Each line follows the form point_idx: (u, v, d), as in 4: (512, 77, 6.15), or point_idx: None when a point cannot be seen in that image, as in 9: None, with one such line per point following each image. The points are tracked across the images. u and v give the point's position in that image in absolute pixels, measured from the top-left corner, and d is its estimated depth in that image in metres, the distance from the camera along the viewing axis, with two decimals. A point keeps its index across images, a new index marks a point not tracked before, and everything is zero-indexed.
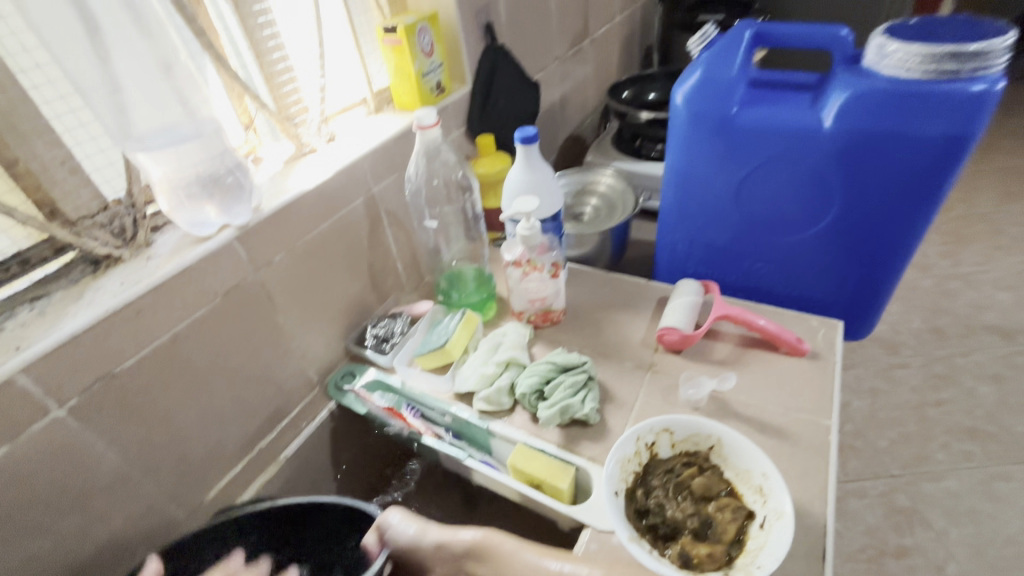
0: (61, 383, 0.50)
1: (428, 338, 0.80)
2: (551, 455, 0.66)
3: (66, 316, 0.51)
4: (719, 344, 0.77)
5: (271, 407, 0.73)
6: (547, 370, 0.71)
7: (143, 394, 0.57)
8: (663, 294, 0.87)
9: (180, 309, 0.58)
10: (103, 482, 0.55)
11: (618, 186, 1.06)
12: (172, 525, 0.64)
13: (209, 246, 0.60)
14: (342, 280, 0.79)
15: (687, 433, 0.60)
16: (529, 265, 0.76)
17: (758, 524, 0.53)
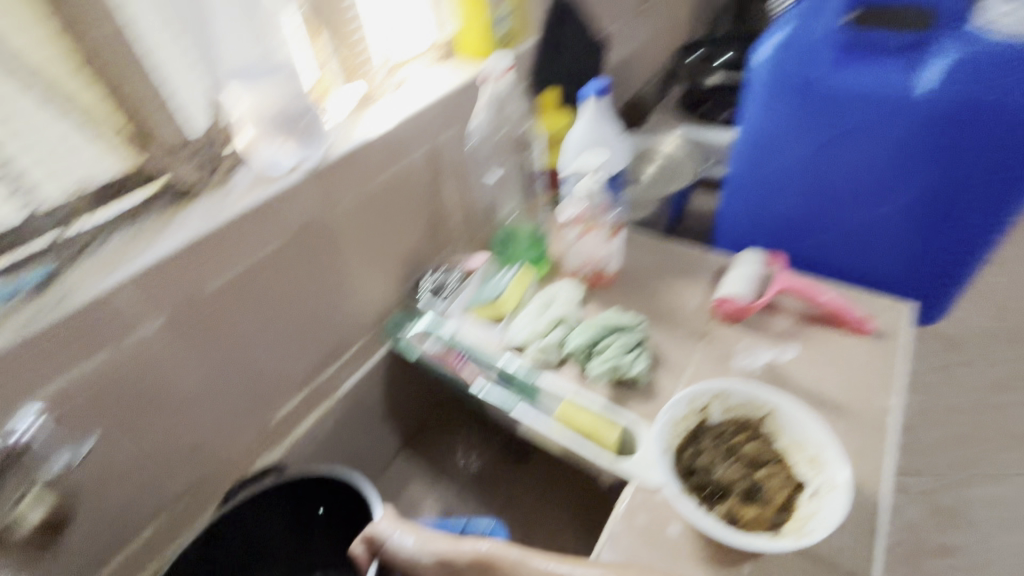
0: (153, 300, 0.53)
1: (482, 291, 0.82)
2: (598, 409, 0.67)
3: (159, 240, 0.55)
4: (779, 317, 0.74)
5: (331, 344, 0.76)
6: (600, 328, 0.72)
7: (222, 318, 0.60)
8: (722, 263, 0.84)
9: (258, 241, 0.61)
10: (185, 396, 0.59)
11: (680, 152, 1.04)
12: (240, 443, 0.68)
13: (283, 183, 0.62)
14: (402, 228, 0.81)
15: (741, 399, 0.59)
16: (589, 224, 0.76)
17: (809, 493, 0.53)
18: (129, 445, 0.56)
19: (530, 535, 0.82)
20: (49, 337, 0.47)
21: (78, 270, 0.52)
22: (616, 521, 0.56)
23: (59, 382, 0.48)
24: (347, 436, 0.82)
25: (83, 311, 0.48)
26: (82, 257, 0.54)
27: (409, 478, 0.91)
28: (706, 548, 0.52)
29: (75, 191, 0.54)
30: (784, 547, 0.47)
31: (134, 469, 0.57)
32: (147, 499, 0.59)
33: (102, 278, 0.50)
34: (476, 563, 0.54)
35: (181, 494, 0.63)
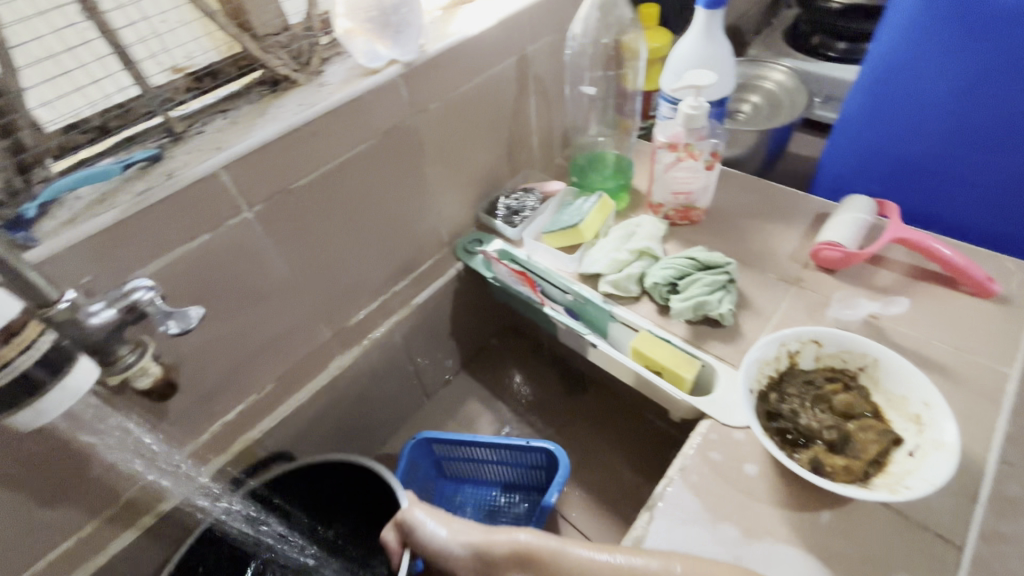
0: (251, 187, 0.53)
1: (559, 217, 0.77)
2: (676, 346, 0.64)
3: (256, 126, 0.54)
4: (884, 271, 0.68)
5: (406, 256, 0.76)
6: (685, 265, 0.68)
7: (310, 215, 0.60)
8: (823, 210, 0.77)
9: (348, 139, 0.60)
10: (274, 287, 0.61)
11: (789, 84, 0.93)
12: (318, 341, 0.71)
13: (377, 79, 0.59)
14: (483, 144, 0.78)
15: (838, 348, 0.56)
16: (686, 151, 0.69)
17: (906, 451, 0.49)
18: (224, 328, 0.58)
19: (583, 463, 0.83)
20: (157, 210, 0.48)
21: (181, 151, 0.52)
22: (690, 455, 0.55)
23: (166, 259, 0.50)
24: (413, 348, 0.84)
25: (191, 189, 0.49)
26: (180, 141, 0.53)
27: (467, 396, 0.93)
28: (784, 491, 0.51)
29: (175, 69, 0.56)
30: (879, 496, 0.45)
31: (227, 351, 0.60)
32: (236, 380, 0.63)
33: (205, 158, 0.51)
34: (512, 555, 0.49)
35: (265, 381, 0.67)
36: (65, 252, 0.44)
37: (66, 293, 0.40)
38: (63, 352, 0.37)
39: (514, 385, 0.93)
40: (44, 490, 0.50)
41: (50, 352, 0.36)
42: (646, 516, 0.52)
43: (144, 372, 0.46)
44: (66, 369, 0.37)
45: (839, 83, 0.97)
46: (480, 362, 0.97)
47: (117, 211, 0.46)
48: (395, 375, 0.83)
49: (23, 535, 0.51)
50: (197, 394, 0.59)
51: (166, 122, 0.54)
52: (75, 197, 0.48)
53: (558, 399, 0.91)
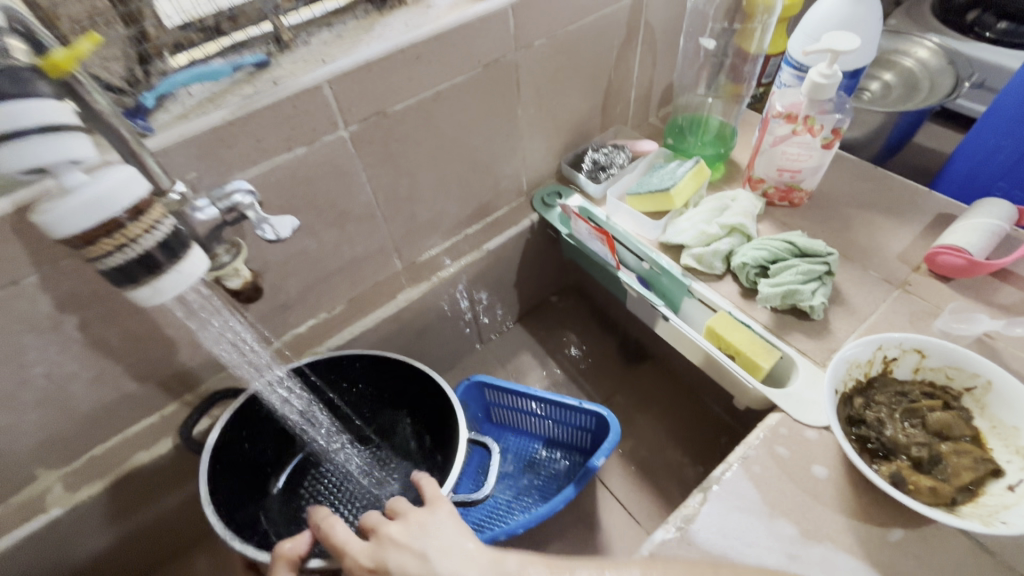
0: (350, 105, 0.53)
1: (648, 179, 0.73)
2: (754, 332, 0.60)
3: (360, 43, 0.53)
4: (1010, 287, 0.60)
5: (483, 198, 0.75)
6: (781, 249, 0.62)
7: (400, 145, 0.59)
8: (947, 210, 0.69)
9: (450, 68, 0.57)
10: (358, 212, 0.62)
11: (935, 64, 0.82)
12: (389, 270, 0.72)
13: (488, 7, 0.56)
14: (579, 92, 0.73)
15: (943, 363, 0.51)
16: (804, 124, 0.63)
17: (1006, 484, 0.45)
18: (307, 244, 0.60)
19: (628, 434, 0.82)
20: (261, 116, 0.48)
21: (286, 60, 0.52)
22: (755, 445, 0.53)
23: (263, 166, 0.51)
24: (476, 293, 0.84)
25: (296, 99, 0.49)
26: (287, 50, 0.53)
27: (520, 348, 0.94)
28: (854, 501, 0.48)
29: None
30: (968, 524, 0.41)
31: (306, 268, 0.62)
32: (310, 296, 0.65)
33: (310, 69, 0.50)
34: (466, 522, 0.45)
35: (335, 302, 0.69)
36: (176, 146, 0.45)
37: (177, 182, 0.41)
38: (177, 236, 0.37)
39: (568, 345, 0.93)
40: (137, 365, 0.55)
41: (171, 236, 0.36)
42: (700, 495, 0.50)
43: (237, 273, 0.47)
44: (181, 255, 0.37)
45: (990, 69, 0.85)
46: (538, 316, 0.97)
47: (227, 111, 0.46)
48: (455, 316, 0.84)
49: (118, 401, 0.56)
50: (276, 303, 0.62)
51: (276, 30, 0.53)
52: (187, 94, 0.49)
53: (611, 366, 0.90)
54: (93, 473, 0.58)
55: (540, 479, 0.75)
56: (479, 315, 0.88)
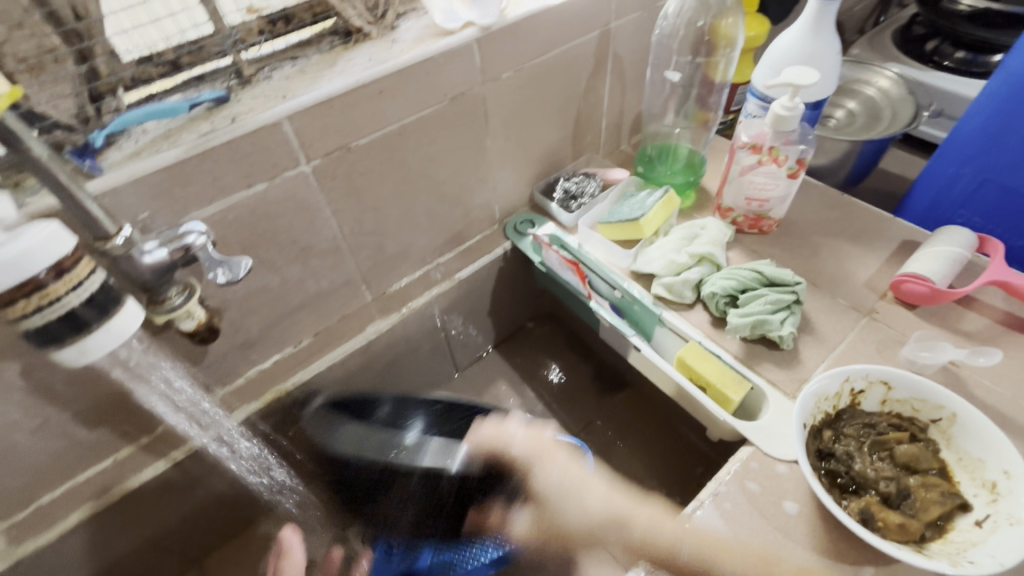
0: (312, 140, 0.52)
1: (619, 208, 0.73)
2: (725, 363, 0.60)
3: (322, 78, 0.52)
4: (973, 314, 0.61)
5: (455, 227, 0.75)
6: (749, 278, 0.63)
7: (365, 179, 0.59)
8: (911, 237, 0.70)
9: (416, 102, 0.57)
10: (323, 246, 0.61)
11: (896, 93, 0.84)
12: (359, 302, 0.71)
13: (452, 42, 0.56)
14: (549, 122, 0.74)
15: (910, 395, 0.51)
16: (769, 154, 0.63)
17: (973, 520, 0.45)
18: (270, 279, 0.58)
19: (605, 464, 0.80)
20: (217, 153, 0.47)
21: (246, 95, 0.51)
22: (726, 481, 0.52)
23: (220, 204, 0.49)
24: (450, 322, 0.83)
25: (253, 135, 0.48)
26: (248, 85, 0.52)
27: (496, 376, 0.93)
28: (824, 538, 0.47)
29: (250, 10, 0.56)
30: (936, 565, 0.40)
31: (269, 303, 0.60)
32: (275, 331, 0.64)
33: (270, 105, 0.49)
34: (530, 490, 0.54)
35: (301, 336, 0.67)
36: (126, 187, 0.43)
37: (123, 227, 0.40)
38: (109, 291, 0.37)
39: (545, 371, 0.92)
40: (87, 409, 0.52)
41: (98, 293, 0.36)
42: None
43: (189, 315, 0.47)
44: (112, 311, 0.38)
45: (950, 97, 0.87)
46: (514, 343, 0.97)
47: (181, 149, 0.45)
48: (429, 345, 0.82)
49: (67, 448, 0.54)
50: (238, 339, 0.60)
51: (237, 64, 0.53)
52: (142, 131, 0.48)
53: (588, 394, 0.89)
54: (41, 523, 0.55)
55: None
56: (453, 344, 0.86)
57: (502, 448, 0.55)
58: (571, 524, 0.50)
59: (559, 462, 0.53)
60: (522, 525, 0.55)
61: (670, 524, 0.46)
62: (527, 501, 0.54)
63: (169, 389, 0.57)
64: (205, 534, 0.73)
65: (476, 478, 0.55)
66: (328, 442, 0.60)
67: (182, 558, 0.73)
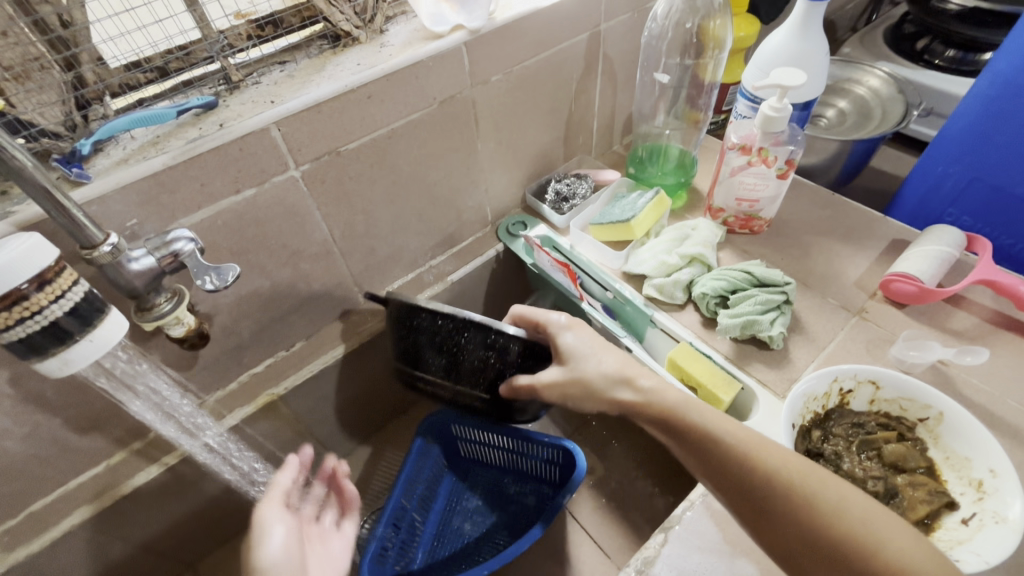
0: (300, 146, 0.52)
1: (610, 209, 0.73)
2: (715, 363, 0.60)
3: (310, 83, 0.52)
4: (962, 313, 0.61)
5: (447, 230, 0.75)
6: (739, 278, 0.63)
7: (356, 182, 0.59)
8: (901, 236, 0.70)
9: (405, 105, 0.57)
10: (314, 250, 0.61)
11: (886, 92, 0.84)
12: (351, 304, 0.71)
13: (441, 46, 0.56)
14: (540, 123, 0.74)
15: (898, 394, 0.51)
16: (758, 155, 0.63)
17: (959, 517, 0.45)
18: (262, 284, 0.59)
19: (599, 464, 0.81)
20: (205, 159, 0.47)
21: (234, 101, 0.51)
22: None
23: (209, 210, 0.50)
24: None
25: (241, 142, 0.48)
26: (237, 90, 0.52)
27: None
28: None
29: (237, 15, 0.54)
30: None
31: (261, 307, 0.60)
32: (268, 334, 0.64)
33: (257, 111, 0.49)
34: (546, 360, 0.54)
35: (293, 339, 0.67)
36: (113, 194, 0.44)
37: (110, 235, 0.40)
38: (93, 301, 0.37)
39: None
40: (78, 416, 0.52)
41: (82, 303, 0.37)
42: (660, 535, 0.49)
43: (179, 322, 0.47)
44: (95, 321, 0.38)
45: (940, 96, 0.88)
46: None
47: (168, 156, 0.45)
48: None
49: (57, 454, 0.54)
50: (230, 344, 0.61)
51: (225, 70, 0.52)
52: (129, 137, 0.48)
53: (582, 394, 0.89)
54: (32, 530, 0.55)
55: (509, 515, 0.75)
56: None
57: (537, 321, 0.56)
58: (589, 375, 0.51)
59: (587, 339, 0.53)
60: (547, 376, 0.52)
61: (710, 411, 0.47)
62: (554, 362, 0.54)
63: (160, 396, 0.57)
64: (199, 538, 0.73)
65: (517, 353, 0.55)
66: (416, 305, 0.57)
67: (177, 561, 0.73)
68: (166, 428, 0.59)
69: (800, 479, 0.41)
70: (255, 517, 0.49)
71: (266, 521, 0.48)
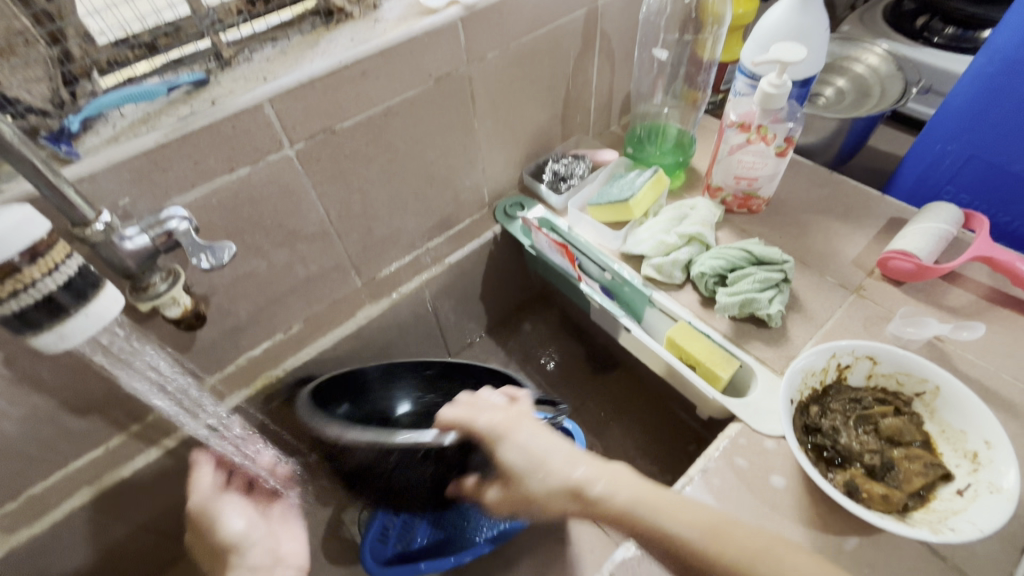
0: (294, 123, 0.51)
1: (608, 189, 0.72)
2: (713, 342, 0.60)
3: (303, 59, 0.51)
4: (959, 290, 0.62)
5: (444, 212, 0.75)
6: (738, 257, 0.63)
7: (351, 161, 0.58)
8: (898, 215, 0.70)
9: (400, 83, 0.56)
10: (310, 231, 0.60)
11: (885, 70, 0.83)
12: (349, 287, 0.70)
13: (436, 21, 0.55)
14: (537, 102, 0.73)
15: (895, 369, 0.51)
16: (757, 133, 0.63)
17: (954, 489, 0.46)
18: (258, 265, 0.58)
19: (597, 444, 0.81)
20: (198, 137, 0.46)
21: (226, 78, 0.50)
22: (715, 457, 0.52)
23: (204, 188, 0.49)
24: (442, 307, 0.83)
25: (234, 119, 0.47)
26: (229, 68, 0.51)
27: (489, 360, 0.93)
28: (810, 510, 0.48)
29: None
30: (919, 533, 0.41)
31: (257, 289, 0.60)
32: (264, 317, 0.63)
33: (250, 87, 0.48)
34: (502, 488, 0.47)
35: (290, 322, 0.67)
36: (105, 172, 0.43)
37: (102, 212, 0.40)
38: (88, 276, 0.37)
39: (538, 354, 0.93)
40: (75, 399, 0.52)
41: (77, 277, 0.36)
42: None
43: (175, 301, 0.47)
44: (92, 296, 0.37)
45: (938, 73, 0.87)
46: (507, 326, 0.97)
47: (160, 134, 0.44)
48: (421, 330, 0.82)
49: (55, 437, 0.53)
50: (228, 327, 0.60)
51: (215, 46, 0.51)
52: (119, 115, 0.46)
53: (581, 376, 0.89)
54: (32, 512, 0.55)
55: None
56: (446, 328, 0.87)
57: (468, 430, 0.47)
58: (532, 494, 0.44)
59: (529, 437, 0.46)
60: (494, 496, 0.48)
61: (665, 498, 0.40)
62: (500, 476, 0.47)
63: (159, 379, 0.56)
64: None
65: (454, 447, 0.49)
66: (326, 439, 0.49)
67: (180, 543, 0.73)
68: (169, 411, 0.59)
69: (750, 563, 0.35)
70: (192, 510, 0.60)
71: (213, 506, 0.59)
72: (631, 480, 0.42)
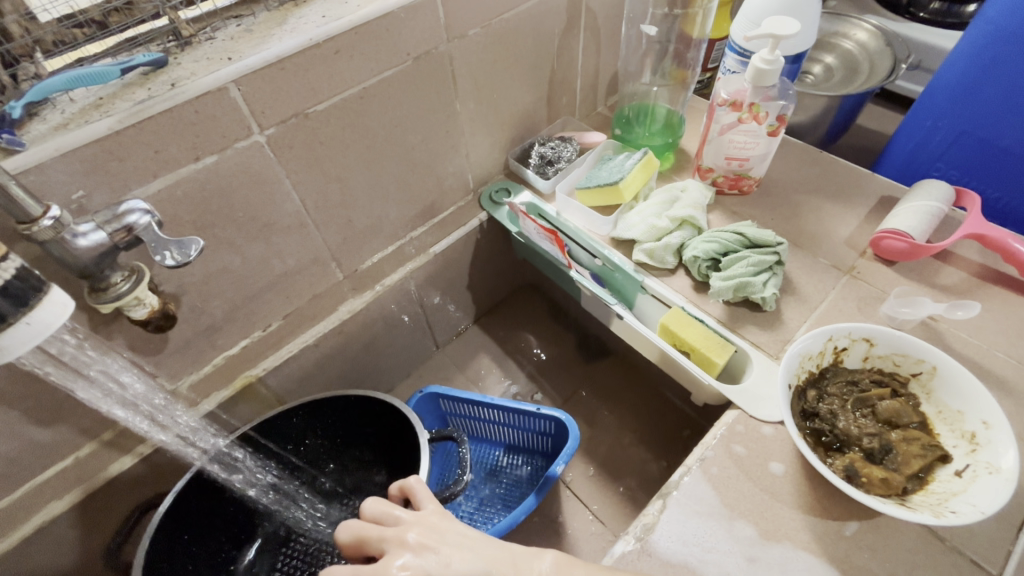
0: (264, 107, 0.48)
1: (596, 172, 0.70)
2: (707, 327, 0.59)
3: (271, 37, 0.47)
4: (950, 268, 0.61)
5: (427, 200, 0.72)
6: (730, 239, 0.61)
7: (326, 147, 0.55)
8: (890, 193, 0.69)
9: (376, 63, 0.53)
10: (285, 222, 0.57)
11: (874, 45, 0.82)
12: (330, 281, 0.67)
13: None
14: (522, 82, 0.70)
15: (891, 351, 0.51)
16: (749, 111, 0.61)
17: (953, 470, 0.45)
18: (231, 261, 0.55)
19: (590, 433, 0.80)
20: (157, 123, 0.42)
21: (187, 58, 0.46)
22: (712, 445, 0.51)
23: (169, 178, 0.45)
24: (428, 298, 0.80)
25: (197, 101, 0.43)
26: (189, 47, 0.47)
27: (478, 350, 0.91)
28: (809, 495, 0.48)
29: None
30: (920, 517, 0.40)
31: (232, 286, 0.57)
32: (240, 315, 0.60)
33: (212, 68, 0.44)
34: None
35: (269, 319, 0.64)
36: (54, 162, 0.39)
37: (50, 207, 0.36)
38: (29, 280, 0.34)
39: (527, 344, 0.91)
40: (37, 410, 0.49)
41: (14, 281, 0.33)
42: (659, 502, 0.49)
43: (140, 301, 0.44)
44: (33, 302, 0.34)
45: (925, 48, 0.86)
46: (495, 316, 0.95)
47: (114, 119, 0.40)
48: (406, 323, 0.80)
49: (18, 451, 0.50)
50: (200, 327, 0.57)
51: (174, 24, 0.47)
52: (68, 100, 0.43)
53: (571, 365, 0.88)
54: None
55: (502, 487, 0.74)
56: (432, 319, 0.84)
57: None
58: None
59: (442, 568, 0.38)
60: None
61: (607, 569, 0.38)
62: None
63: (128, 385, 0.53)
64: None
65: None
66: None
67: None
68: (134, 421, 0.55)
69: None
70: None
71: None
72: (575, 569, 0.37)
